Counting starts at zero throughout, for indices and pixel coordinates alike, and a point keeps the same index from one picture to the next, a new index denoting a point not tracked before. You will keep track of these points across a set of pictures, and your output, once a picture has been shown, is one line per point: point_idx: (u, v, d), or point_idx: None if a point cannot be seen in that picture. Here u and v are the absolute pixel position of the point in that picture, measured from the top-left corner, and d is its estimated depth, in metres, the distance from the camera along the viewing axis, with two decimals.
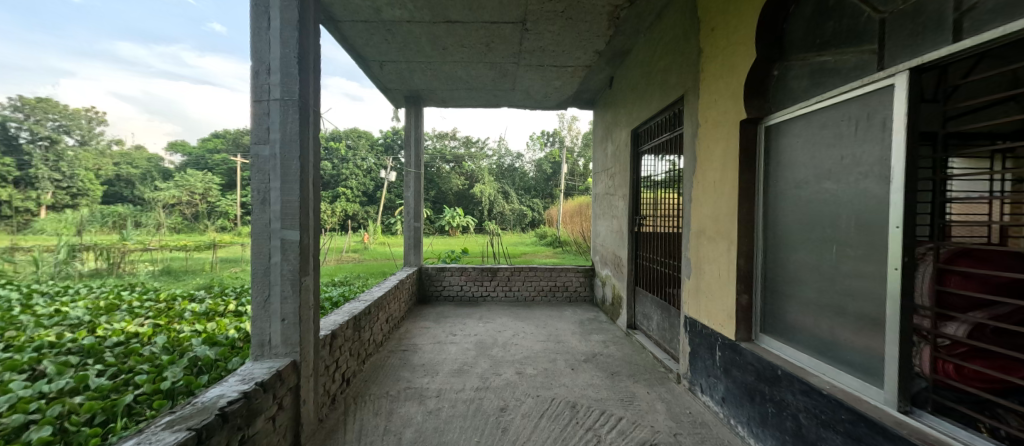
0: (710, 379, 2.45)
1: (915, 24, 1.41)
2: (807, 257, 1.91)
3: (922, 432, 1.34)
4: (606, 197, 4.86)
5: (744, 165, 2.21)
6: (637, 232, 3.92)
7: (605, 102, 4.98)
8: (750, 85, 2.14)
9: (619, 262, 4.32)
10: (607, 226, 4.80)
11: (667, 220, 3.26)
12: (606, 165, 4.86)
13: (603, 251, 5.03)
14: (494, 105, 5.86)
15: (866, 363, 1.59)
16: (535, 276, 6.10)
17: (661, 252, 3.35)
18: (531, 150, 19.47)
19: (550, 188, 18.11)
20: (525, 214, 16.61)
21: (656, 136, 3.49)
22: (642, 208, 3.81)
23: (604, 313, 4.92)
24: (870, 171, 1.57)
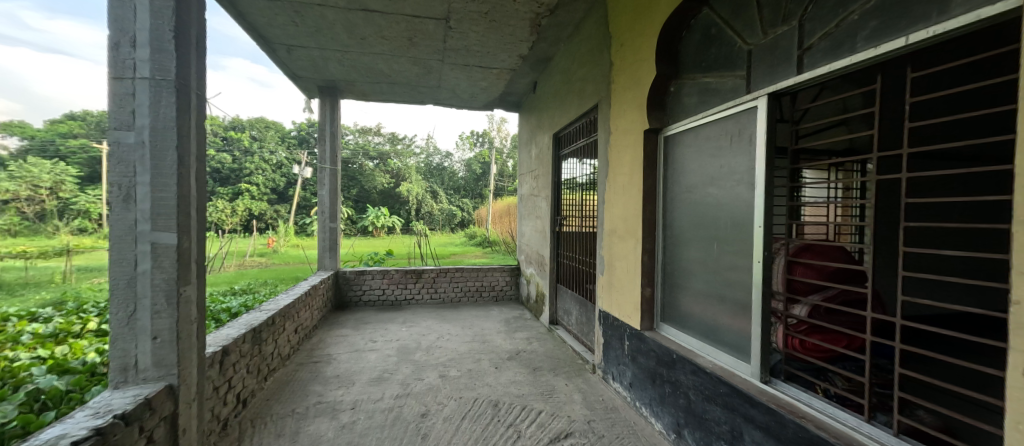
0: (620, 367, 2.66)
1: (773, 57, 1.70)
2: (695, 252, 2.17)
3: (777, 398, 1.64)
4: (530, 198, 5.00)
5: (647, 170, 2.43)
6: (559, 232, 4.10)
7: (530, 106, 5.13)
8: (652, 98, 2.37)
9: (542, 260, 4.48)
10: (531, 226, 4.94)
11: (586, 220, 3.47)
12: (531, 167, 5.00)
13: (528, 251, 5.17)
14: (419, 102, 5.67)
15: (738, 342, 1.87)
16: (462, 277, 6.05)
17: (580, 251, 3.56)
18: (461, 150, 19.28)
19: (479, 188, 18.12)
20: (455, 214, 16.41)
21: (575, 140, 3.68)
22: (563, 209, 3.99)
23: (528, 311, 5.06)
24: (742, 179, 1.85)
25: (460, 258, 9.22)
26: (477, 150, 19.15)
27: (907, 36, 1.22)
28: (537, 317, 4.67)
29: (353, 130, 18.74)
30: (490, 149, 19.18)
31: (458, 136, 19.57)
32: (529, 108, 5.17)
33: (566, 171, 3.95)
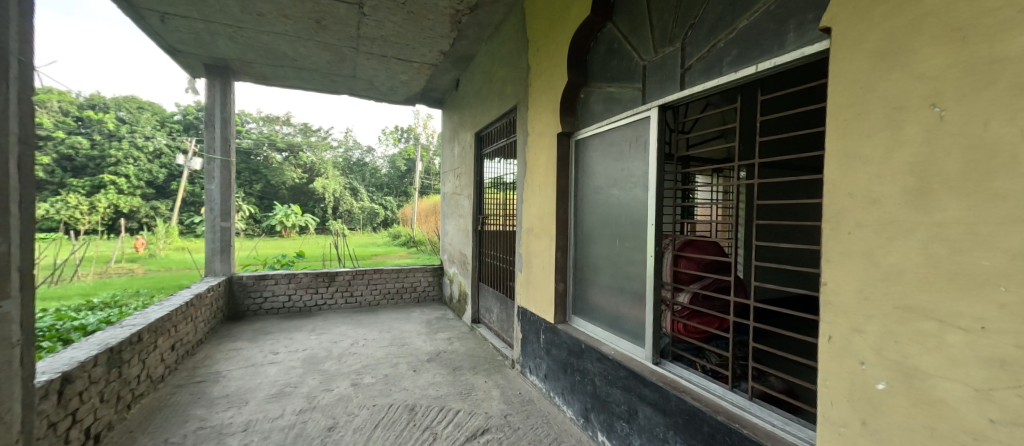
0: (536, 360, 2.77)
1: (663, 73, 1.93)
2: (601, 249, 2.35)
3: (665, 377, 1.86)
4: (453, 196, 4.94)
5: (560, 171, 2.57)
6: (481, 230, 4.13)
7: (452, 103, 5.07)
8: (564, 103, 2.50)
9: (465, 259, 4.47)
10: (454, 225, 4.89)
11: (506, 219, 3.55)
12: (454, 165, 4.95)
13: (451, 250, 5.11)
14: (332, 91, 5.26)
15: (635, 329, 2.07)
16: (381, 279, 5.79)
17: (501, 249, 3.63)
18: (385, 145, 18.30)
19: (405, 186, 17.43)
20: (377, 213, 15.49)
21: (495, 140, 3.74)
22: (485, 208, 4.03)
23: (451, 311, 5.02)
24: (638, 181, 2.05)
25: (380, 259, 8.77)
26: (402, 146, 18.38)
27: (757, 65, 1.53)
28: (459, 316, 4.65)
29: (257, 117, 16.64)
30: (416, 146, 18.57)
31: (381, 130, 18.55)
32: (452, 106, 5.11)
33: (488, 171, 4.00)
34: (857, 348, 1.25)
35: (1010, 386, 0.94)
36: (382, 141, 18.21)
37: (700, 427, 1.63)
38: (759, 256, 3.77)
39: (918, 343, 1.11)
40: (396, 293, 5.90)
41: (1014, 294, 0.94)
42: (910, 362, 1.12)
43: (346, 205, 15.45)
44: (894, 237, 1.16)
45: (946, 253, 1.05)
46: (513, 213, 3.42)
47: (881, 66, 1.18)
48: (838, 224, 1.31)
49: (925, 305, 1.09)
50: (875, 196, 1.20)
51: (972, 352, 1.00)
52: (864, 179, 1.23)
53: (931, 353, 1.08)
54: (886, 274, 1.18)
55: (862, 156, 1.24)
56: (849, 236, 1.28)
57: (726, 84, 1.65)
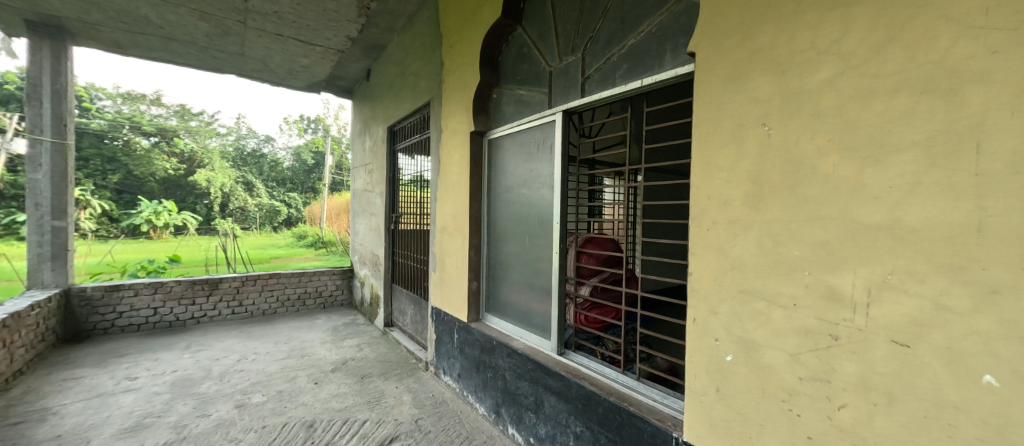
0: (450, 360, 2.74)
1: (566, 80, 2.05)
2: (512, 247, 2.41)
3: (568, 366, 1.98)
4: (364, 193, 4.64)
5: (473, 170, 2.57)
6: (394, 229, 3.96)
7: (363, 94, 4.77)
8: (477, 101, 2.51)
9: (376, 261, 4.24)
10: (366, 224, 4.59)
11: (420, 218, 3.47)
12: (365, 160, 4.66)
13: (362, 250, 4.79)
14: (213, 69, 4.57)
15: (543, 323, 2.18)
16: (278, 284, 5.28)
17: (415, 249, 3.53)
18: (289, 135, 16.45)
19: (312, 181, 16.00)
20: (279, 210, 14.35)
21: (409, 136, 3.61)
22: (398, 207, 3.87)
23: (362, 315, 4.72)
24: (545, 181, 2.15)
25: (279, 262, 7.93)
26: (308, 138, 16.88)
27: (642, 79, 1.71)
28: (371, 321, 4.40)
29: (113, 93, 12.70)
30: (326, 138, 17.11)
31: (283, 118, 16.60)
32: (363, 96, 4.80)
33: (402, 167, 3.84)
34: (713, 327, 1.46)
35: (812, 348, 1.20)
36: (284, 130, 16.31)
37: (596, 409, 1.78)
38: (649, 251, 4.26)
39: (753, 319, 1.34)
40: (297, 299, 5.40)
41: (815, 277, 1.20)
42: (748, 336, 1.35)
43: (238, 202, 13.64)
44: (738, 233, 1.39)
45: (772, 245, 1.29)
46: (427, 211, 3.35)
47: (728, 90, 1.41)
48: (699, 222, 1.52)
49: (759, 289, 1.33)
50: (725, 198, 1.43)
51: (789, 324, 1.25)
52: (718, 183, 1.45)
53: (763, 327, 1.32)
54: (732, 263, 1.41)
55: (716, 164, 1.45)
56: (707, 232, 1.49)
57: (618, 95, 1.81)
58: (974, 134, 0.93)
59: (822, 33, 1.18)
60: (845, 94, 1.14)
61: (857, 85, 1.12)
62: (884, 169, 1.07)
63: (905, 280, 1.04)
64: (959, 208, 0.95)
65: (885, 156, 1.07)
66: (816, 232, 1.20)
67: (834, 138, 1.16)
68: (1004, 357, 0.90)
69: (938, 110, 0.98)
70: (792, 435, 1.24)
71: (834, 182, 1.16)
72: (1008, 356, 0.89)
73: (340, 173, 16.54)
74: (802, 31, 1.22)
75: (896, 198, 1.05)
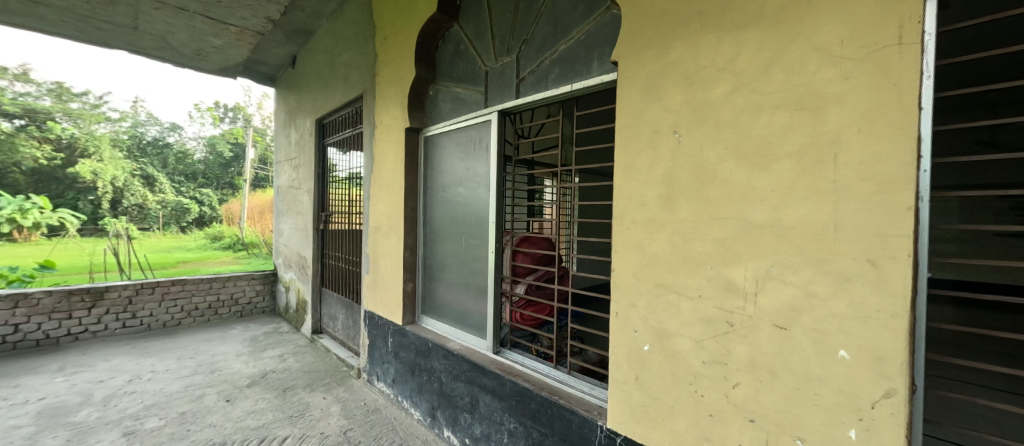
0: (383, 365, 2.63)
1: (502, 80, 2.06)
2: (448, 246, 2.38)
3: (503, 365, 2.00)
4: (289, 190, 4.29)
5: (408, 168, 2.48)
6: (323, 229, 3.71)
7: (288, 82, 4.39)
8: (412, 96, 2.43)
9: (304, 263, 3.94)
10: (291, 223, 4.24)
11: (351, 217, 3.30)
12: (290, 154, 4.31)
13: (287, 252, 4.42)
14: (96, 42, 3.91)
15: (479, 322, 2.18)
16: (184, 291, 4.90)
17: (346, 250, 3.34)
18: (201, 123, 14.68)
19: (231, 177, 14.55)
20: (188, 209, 12.70)
21: (340, 130, 3.42)
22: (328, 205, 3.64)
23: (287, 323, 4.36)
24: (481, 181, 2.15)
25: (189, 265, 7.22)
26: (225, 128, 15.25)
27: (571, 84, 1.78)
28: (298, 328, 4.09)
29: None
30: (247, 129, 15.59)
31: (193, 104, 14.74)
32: (287, 85, 4.43)
33: (332, 162, 3.62)
34: (633, 320, 1.56)
35: (713, 335, 1.34)
36: (195, 118, 14.51)
37: (529, 404, 1.81)
38: (582, 249, 4.47)
39: (666, 311, 1.45)
40: (206, 308, 5.07)
41: (716, 271, 1.33)
42: (662, 327, 1.46)
43: (134, 199, 11.83)
44: (654, 231, 1.50)
45: (682, 243, 1.41)
46: (359, 210, 3.19)
47: (646, 98, 1.51)
48: (620, 220, 1.60)
49: (670, 283, 1.44)
50: (643, 199, 1.53)
51: (696, 314, 1.38)
52: (637, 185, 1.55)
53: (674, 318, 1.43)
54: (649, 260, 1.51)
55: (635, 167, 1.55)
56: (627, 230, 1.58)
57: (551, 98, 1.86)
58: (833, 147, 1.11)
59: (720, 52, 1.32)
60: (739, 107, 1.28)
61: (748, 100, 1.26)
62: (768, 175, 1.23)
63: (783, 272, 1.20)
64: (821, 210, 1.13)
65: (768, 163, 1.23)
66: (717, 231, 1.33)
67: (730, 146, 1.30)
68: (853, 333, 1.08)
69: (808, 125, 1.15)
70: (698, 415, 1.37)
71: (730, 186, 1.30)
72: (856, 332, 1.07)
73: (264, 168, 15.18)
74: (705, 49, 1.35)
75: (778, 200, 1.21)
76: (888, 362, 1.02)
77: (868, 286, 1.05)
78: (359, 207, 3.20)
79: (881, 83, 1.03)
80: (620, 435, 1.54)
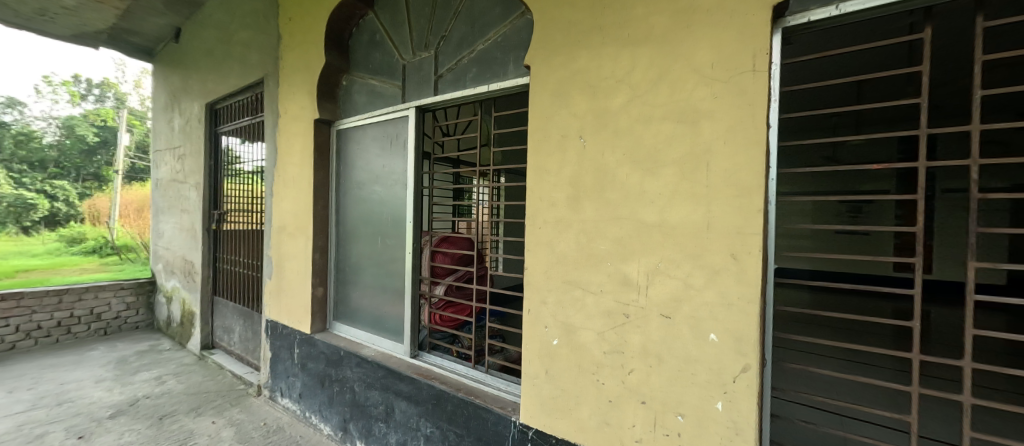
0: (289, 380, 2.40)
1: (420, 76, 2.01)
2: (363, 247, 2.26)
3: (421, 368, 1.96)
4: (173, 184, 3.71)
5: (317, 164, 2.30)
6: (217, 229, 3.29)
7: (171, 58, 3.78)
8: (321, 85, 2.25)
9: (191, 269, 3.44)
10: (175, 223, 3.67)
11: (249, 216, 2.99)
12: (172, 142, 3.73)
13: (170, 256, 3.81)
14: None
15: (396, 326, 2.11)
16: (21, 308, 4.08)
17: (244, 253, 3.00)
18: (54, 101, 11.90)
19: (95, 167, 11.71)
20: (33, 206, 10.05)
21: (236, 118, 3.05)
22: (222, 202, 3.23)
23: (170, 339, 3.78)
24: (399, 179, 2.08)
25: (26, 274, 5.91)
26: (88, 108, 12.54)
27: (488, 85, 1.79)
28: (184, 345, 3.56)
29: None
30: (121, 112, 13.03)
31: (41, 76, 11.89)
32: (170, 62, 3.82)
33: (228, 153, 3.22)
34: (543, 316, 1.61)
35: (612, 327, 1.44)
36: (45, 93, 11.72)
37: (445, 407, 1.79)
38: (508, 250, 4.55)
39: (573, 307, 1.53)
40: (54, 326, 4.29)
41: (614, 267, 1.44)
42: (569, 321, 1.54)
43: None
44: (562, 231, 1.57)
45: (586, 241, 1.50)
46: (259, 209, 2.88)
47: (555, 103, 1.58)
48: (532, 220, 1.65)
49: (576, 279, 1.53)
50: (552, 199, 1.60)
51: (598, 308, 1.47)
52: (547, 186, 1.61)
53: (579, 312, 1.52)
54: (558, 258, 1.58)
55: (546, 169, 1.61)
56: (538, 230, 1.63)
57: (468, 97, 1.86)
58: (706, 156, 1.27)
59: (618, 65, 1.43)
60: (633, 117, 1.40)
61: (641, 111, 1.38)
62: (656, 179, 1.36)
63: (668, 267, 1.34)
64: (697, 211, 1.28)
65: (656, 169, 1.36)
66: (615, 230, 1.44)
67: (626, 152, 1.42)
68: (720, 319, 1.24)
69: (687, 136, 1.30)
70: (599, 402, 1.47)
71: (626, 189, 1.42)
72: (722, 318, 1.24)
73: (143, 159, 12.86)
74: (605, 61, 1.46)
75: (665, 201, 1.34)
76: (745, 341, 1.19)
77: (731, 277, 1.22)
78: (259, 206, 2.89)
79: (739, 103, 1.21)
80: (532, 428, 1.59)
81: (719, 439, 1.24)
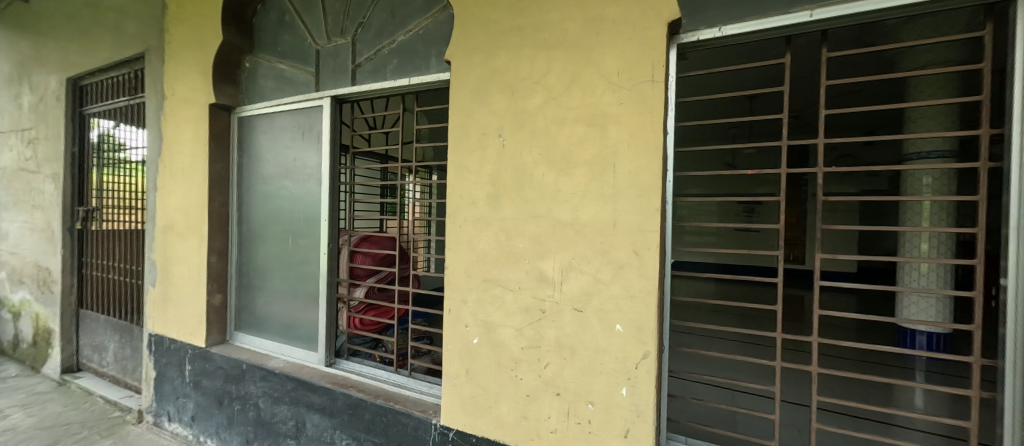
0: (178, 401, 2.16)
1: (335, 63, 1.89)
2: (272, 249, 2.10)
3: (335, 376, 1.85)
4: (18, 174, 3.08)
5: (213, 155, 2.11)
6: (83, 229, 2.82)
7: (15, 20, 3.14)
8: (217, 65, 2.06)
9: (46, 276, 2.89)
10: (21, 221, 3.05)
11: (129, 215, 2.64)
12: (17, 123, 3.09)
13: (14, 261, 3.15)
14: None
15: (309, 332, 1.98)
16: None
17: (118, 256, 2.61)
18: None
19: None
20: None
21: (108, 97, 2.64)
22: (90, 197, 2.78)
23: (15, 363, 3.12)
24: (312, 174, 1.96)
25: None
26: None
27: (408, 78, 1.73)
28: (37, 370, 2.97)
29: None
30: None
31: None
32: (14, 24, 3.16)
33: (97, 137, 2.77)
34: (464, 315, 1.60)
35: (530, 323, 1.47)
36: None
37: (362, 416, 1.69)
38: (440, 250, 4.47)
39: (492, 304, 1.54)
40: None
41: (532, 264, 1.47)
42: (489, 319, 1.55)
43: None
44: (481, 229, 1.57)
45: (505, 239, 1.52)
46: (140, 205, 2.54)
47: (475, 100, 1.57)
48: (453, 219, 1.63)
49: (495, 277, 1.54)
50: (472, 197, 1.59)
51: (516, 304, 1.50)
52: (468, 183, 1.59)
53: (498, 310, 1.53)
54: (478, 256, 1.57)
55: (466, 167, 1.60)
56: (459, 228, 1.61)
57: (387, 89, 1.78)
58: (613, 159, 1.34)
59: (535, 66, 1.46)
60: (550, 117, 1.44)
61: (557, 112, 1.43)
62: (569, 179, 1.41)
63: (581, 263, 1.40)
64: (606, 210, 1.35)
65: (569, 169, 1.41)
66: (532, 228, 1.47)
67: (542, 152, 1.45)
68: (625, 310, 1.33)
69: (597, 138, 1.37)
70: (517, 398, 1.49)
71: (543, 188, 1.45)
72: (627, 309, 1.32)
73: None
74: (523, 62, 1.48)
75: (577, 200, 1.40)
76: (645, 330, 1.29)
77: (634, 271, 1.31)
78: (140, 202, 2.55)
79: (641, 109, 1.30)
80: (452, 430, 1.57)
81: (624, 423, 1.32)
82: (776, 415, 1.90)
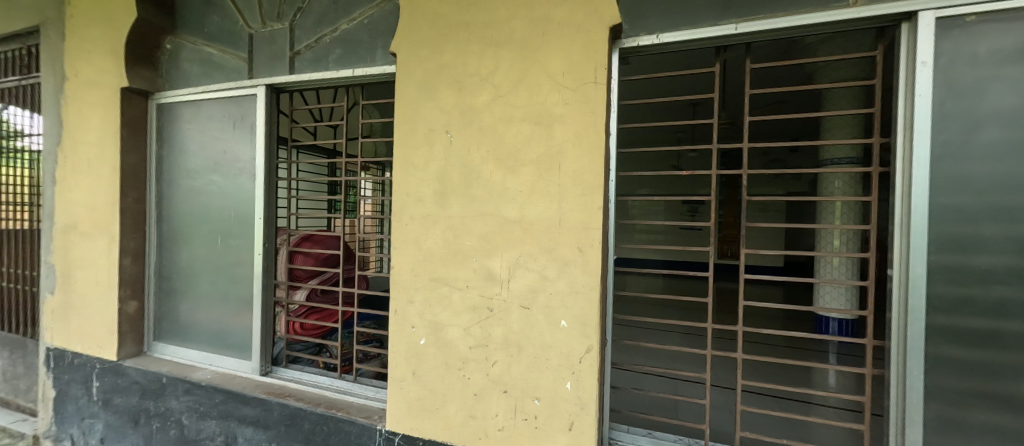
0: (86, 421, 1.94)
1: (271, 50, 1.77)
2: (199, 250, 1.94)
3: (271, 385, 1.75)
4: None
5: (127, 145, 1.92)
6: None
7: None
8: (131, 45, 1.87)
9: None
10: None
11: (18, 213, 2.31)
12: None
13: None
14: None
15: (242, 340, 1.85)
16: None
17: (5, 259, 2.28)
18: None
19: None
20: None
21: None
22: None
23: None
24: (245, 168, 1.84)
25: None
26: None
27: (352, 69, 1.65)
28: None
29: None
30: None
31: None
32: None
33: None
34: (410, 316, 1.55)
35: (478, 321, 1.46)
36: None
37: (300, 426, 1.60)
38: None
39: (440, 304, 1.51)
40: None
41: (480, 262, 1.46)
42: (436, 319, 1.51)
43: None
44: (429, 227, 1.53)
45: (452, 237, 1.49)
46: (34, 201, 2.25)
47: (422, 95, 1.53)
48: (399, 217, 1.57)
49: (443, 276, 1.51)
50: (419, 195, 1.54)
51: (464, 303, 1.48)
52: (415, 180, 1.55)
53: (446, 310, 1.50)
54: (425, 255, 1.53)
55: (412, 163, 1.55)
56: (405, 226, 1.56)
57: (328, 80, 1.70)
58: (558, 158, 1.36)
59: (483, 63, 1.45)
60: (497, 114, 1.43)
61: (504, 109, 1.43)
62: (516, 177, 1.42)
63: (528, 261, 1.41)
64: (552, 208, 1.37)
65: (516, 168, 1.42)
66: (480, 226, 1.46)
67: (489, 149, 1.45)
68: (570, 306, 1.35)
69: (543, 137, 1.38)
70: (465, 398, 1.47)
71: (490, 186, 1.45)
72: (572, 305, 1.35)
73: None
74: (470, 58, 1.46)
75: (524, 198, 1.41)
76: (589, 325, 1.33)
77: (579, 268, 1.34)
78: (35, 199, 2.25)
79: (585, 110, 1.33)
80: (398, 435, 1.52)
81: (569, 416, 1.35)
82: (705, 399, 2.04)
